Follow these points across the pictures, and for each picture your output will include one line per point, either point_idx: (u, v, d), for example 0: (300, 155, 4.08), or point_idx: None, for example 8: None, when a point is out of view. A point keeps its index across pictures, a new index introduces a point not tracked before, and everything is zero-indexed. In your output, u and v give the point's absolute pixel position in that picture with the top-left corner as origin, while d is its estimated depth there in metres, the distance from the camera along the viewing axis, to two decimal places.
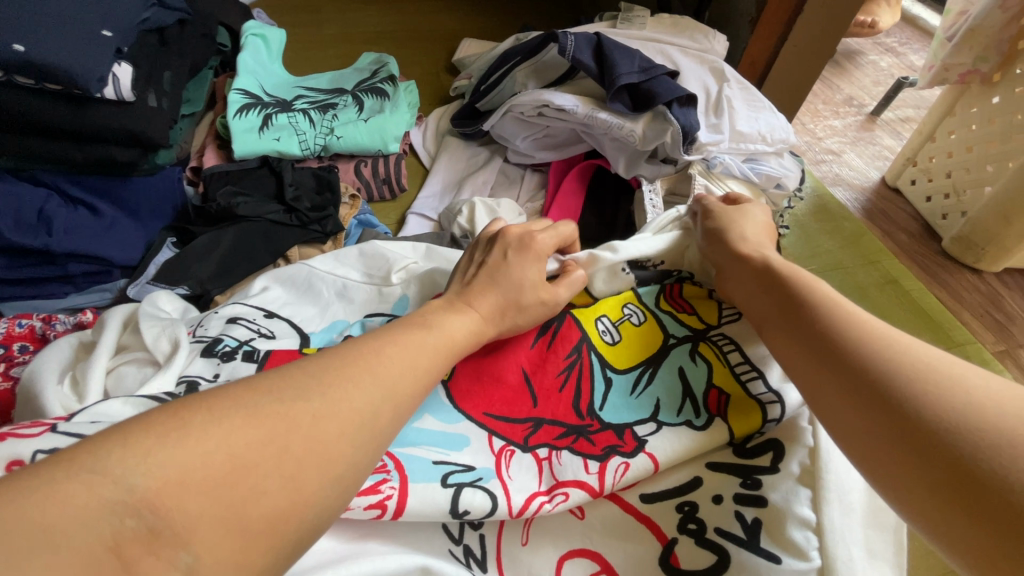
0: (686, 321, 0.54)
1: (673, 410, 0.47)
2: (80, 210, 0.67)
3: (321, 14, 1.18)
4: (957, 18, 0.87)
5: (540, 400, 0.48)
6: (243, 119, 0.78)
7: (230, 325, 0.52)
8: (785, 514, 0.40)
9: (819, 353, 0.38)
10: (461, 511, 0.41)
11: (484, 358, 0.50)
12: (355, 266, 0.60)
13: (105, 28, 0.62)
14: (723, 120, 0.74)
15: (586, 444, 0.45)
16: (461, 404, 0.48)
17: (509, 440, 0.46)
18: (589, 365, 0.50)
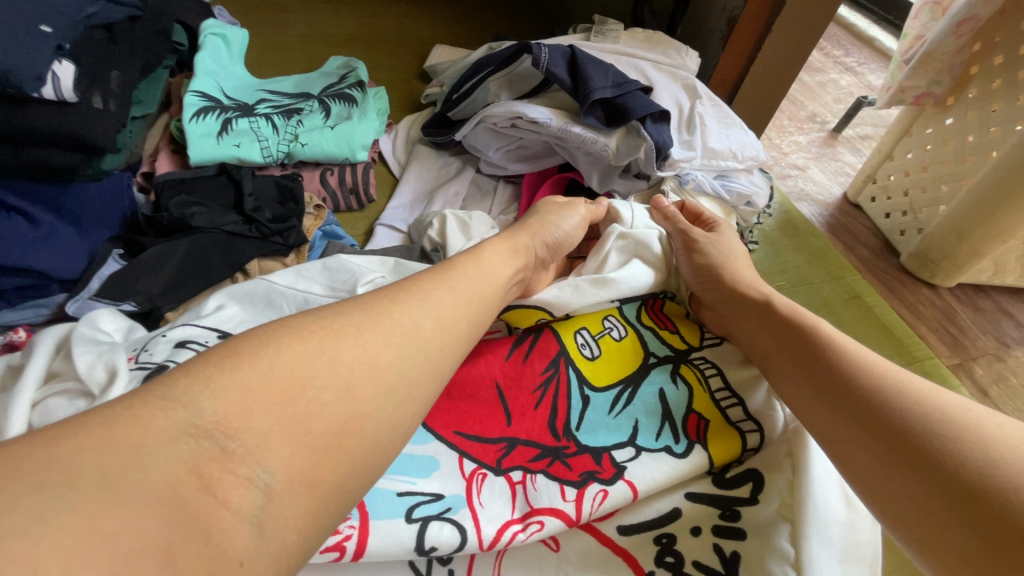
0: (669, 341, 0.53)
1: (651, 433, 0.46)
2: (13, 217, 0.61)
3: (287, 14, 1.14)
4: (913, 43, 0.91)
5: (514, 419, 0.46)
6: (200, 123, 0.74)
7: (177, 350, 0.47)
8: (764, 549, 0.40)
9: (832, 400, 0.41)
10: (429, 548, 0.39)
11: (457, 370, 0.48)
12: (318, 279, 0.57)
13: (43, 23, 0.58)
14: (695, 137, 0.74)
15: (563, 469, 0.44)
16: (431, 423, 0.46)
17: (481, 462, 0.44)
18: (566, 380, 0.48)
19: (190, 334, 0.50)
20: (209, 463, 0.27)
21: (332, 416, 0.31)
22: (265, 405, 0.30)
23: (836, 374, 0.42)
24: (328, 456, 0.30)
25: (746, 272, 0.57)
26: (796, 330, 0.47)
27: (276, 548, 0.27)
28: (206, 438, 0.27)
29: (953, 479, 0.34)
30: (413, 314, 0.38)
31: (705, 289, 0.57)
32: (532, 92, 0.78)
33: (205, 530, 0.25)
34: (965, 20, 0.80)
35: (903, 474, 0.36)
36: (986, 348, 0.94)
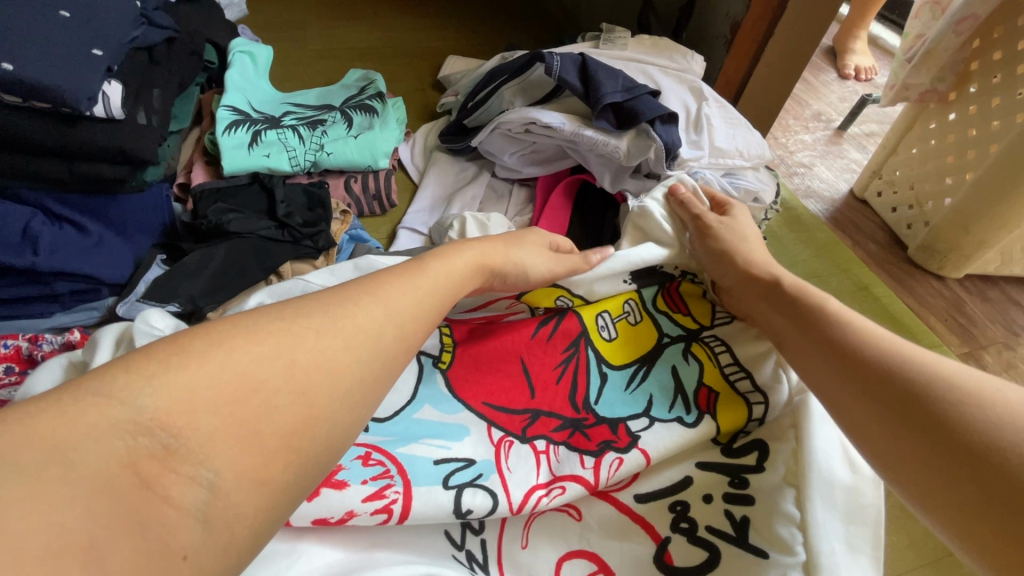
0: (682, 321, 0.56)
1: (664, 406, 0.49)
2: (65, 228, 0.66)
3: (306, 30, 1.19)
4: (914, 41, 0.94)
5: (537, 393, 0.49)
6: (233, 136, 0.79)
7: None
8: (772, 512, 0.43)
9: (843, 374, 0.43)
10: (464, 510, 0.42)
11: (484, 346, 0.51)
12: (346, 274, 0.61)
13: (95, 47, 0.62)
14: (703, 137, 0.77)
15: (582, 439, 0.47)
16: (461, 394, 0.49)
17: (507, 431, 0.47)
18: (586, 359, 0.51)
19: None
20: (150, 461, 0.26)
21: (284, 418, 0.30)
22: (214, 404, 0.28)
23: (844, 349, 0.44)
24: (278, 456, 0.29)
25: (757, 250, 0.58)
26: (805, 308, 0.49)
27: (222, 543, 0.27)
28: (147, 436, 0.26)
29: (963, 442, 0.35)
30: (372, 313, 0.36)
31: (716, 274, 0.58)
32: (545, 98, 0.82)
33: (146, 523, 0.25)
34: (964, 18, 0.83)
35: (905, 437, 0.38)
36: (995, 337, 0.95)
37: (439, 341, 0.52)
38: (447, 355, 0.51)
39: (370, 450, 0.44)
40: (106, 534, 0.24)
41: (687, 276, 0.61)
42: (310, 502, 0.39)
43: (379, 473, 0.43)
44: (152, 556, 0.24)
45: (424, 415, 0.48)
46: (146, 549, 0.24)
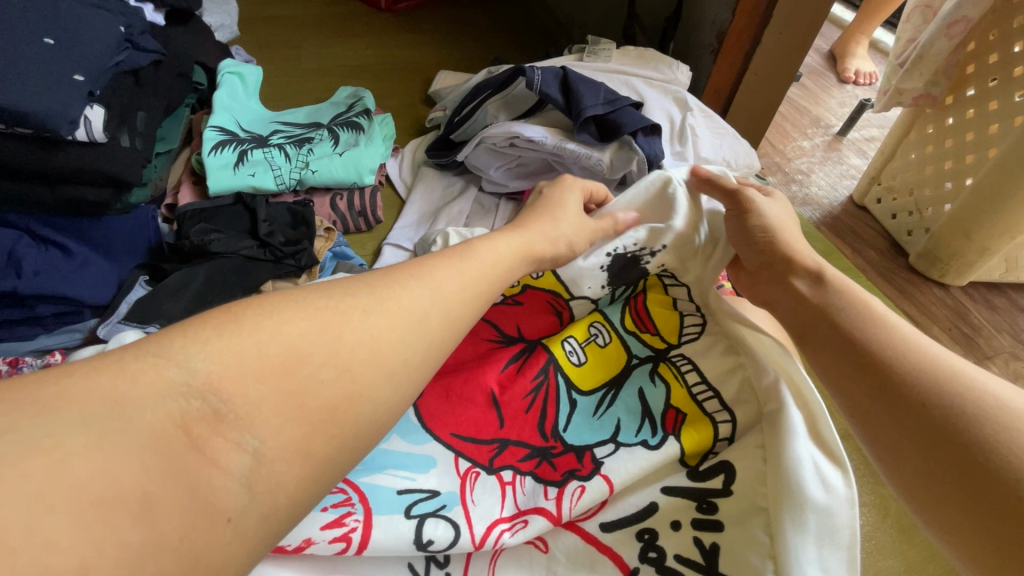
0: (649, 341, 0.54)
1: (631, 430, 0.48)
2: (50, 250, 0.67)
3: (299, 49, 1.20)
4: (907, 45, 0.92)
5: (507, 422, 0.49)
6: (218, 156, 0.79)
7: None
8: (745, 541, 0.41)
9: (866, 374, 0.40)
10: (425, 541, 0.41)
11: (455, 378, 0.50)
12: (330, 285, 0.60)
13: (76, 73, 0.63)
14: (687, 148, 0.76)
15: (548, 469, 0.47)
16: (430, 425, 0.48)
17: (474, 461, 0.47)
18: (556, 387, 0.51)
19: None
20: (201, 423, 0.26)
21: (329, 391, 0.30)
22: (261, 374, 0.28)
23: (875, 352, 0.41)
24: (320, 429, 0.29)
25: (785, 229, 0.54)
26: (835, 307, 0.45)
27: (267, 510, 0.27)
28: (198, 399, 0.26)
29: (989, 462, 0.33)
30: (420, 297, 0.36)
31: (745, 249, 0.53)
32: (528, 112, 0.82)
33: (193, 483, 0.25)
34: (956, 21, 0.81)
35: (930, 453, 0.35)
36: (1001, 347, 0.92)
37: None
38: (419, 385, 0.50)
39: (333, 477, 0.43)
40: (156, 490, 0.24)
41: (662, 273, 0.57)
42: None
43: (340, 503, 0.42)
44: (197, 518, 0.24)
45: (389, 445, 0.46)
46: (189, 511, 0.24)
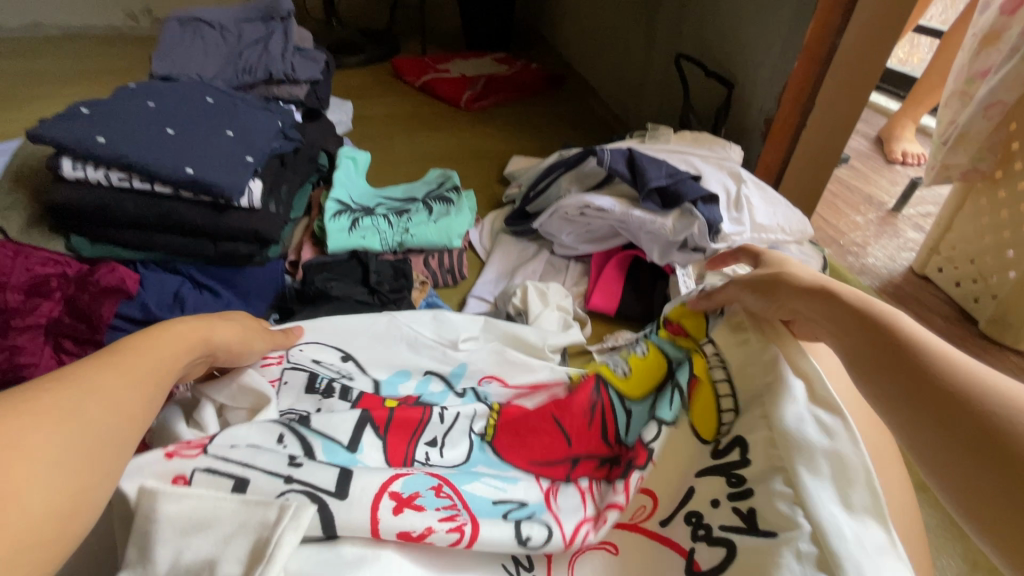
0: (683, 345, 0.62)
1: (671, 408, 0.55)
2: (205, 293, 0.82)
3: (394, 140, 1.42)
4: (948, 127, 1.00)
5: (573, 440, 0.56)
6: (337, 221, 0.95)
7: (320, 362, 0.65)
8: (769, 496, 0.44)
9: (906, 382, 0.39)
10: (524, 539, 0.46)
11: (521, 416, 0.59)
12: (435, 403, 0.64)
13: (248, 155, 0.82)
14: (743, 214, 0.85)
15: (611, 471, 0.55)
16: (509, 459, 0.56)
17: (553, 479, 0.54)
18: (608, 403, 0.59)
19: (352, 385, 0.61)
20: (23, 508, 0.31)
21: None
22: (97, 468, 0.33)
23: (929, 376, 0.38)
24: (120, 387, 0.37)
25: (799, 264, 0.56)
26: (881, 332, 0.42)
27: None
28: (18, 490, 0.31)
29: None
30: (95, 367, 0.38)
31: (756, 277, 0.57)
32: (597, 186, 0.94)
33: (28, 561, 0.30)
34: (992, 104, 0.89)
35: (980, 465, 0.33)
36: None
37: (487, 413, 0.60)
38: (491, 430, 0.58)
39: (442, 484, 0.48)
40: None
41: None
42: (398, 517, 0.43)
43: (444, 507, 0.46)
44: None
45: (478, 468, 0.55)
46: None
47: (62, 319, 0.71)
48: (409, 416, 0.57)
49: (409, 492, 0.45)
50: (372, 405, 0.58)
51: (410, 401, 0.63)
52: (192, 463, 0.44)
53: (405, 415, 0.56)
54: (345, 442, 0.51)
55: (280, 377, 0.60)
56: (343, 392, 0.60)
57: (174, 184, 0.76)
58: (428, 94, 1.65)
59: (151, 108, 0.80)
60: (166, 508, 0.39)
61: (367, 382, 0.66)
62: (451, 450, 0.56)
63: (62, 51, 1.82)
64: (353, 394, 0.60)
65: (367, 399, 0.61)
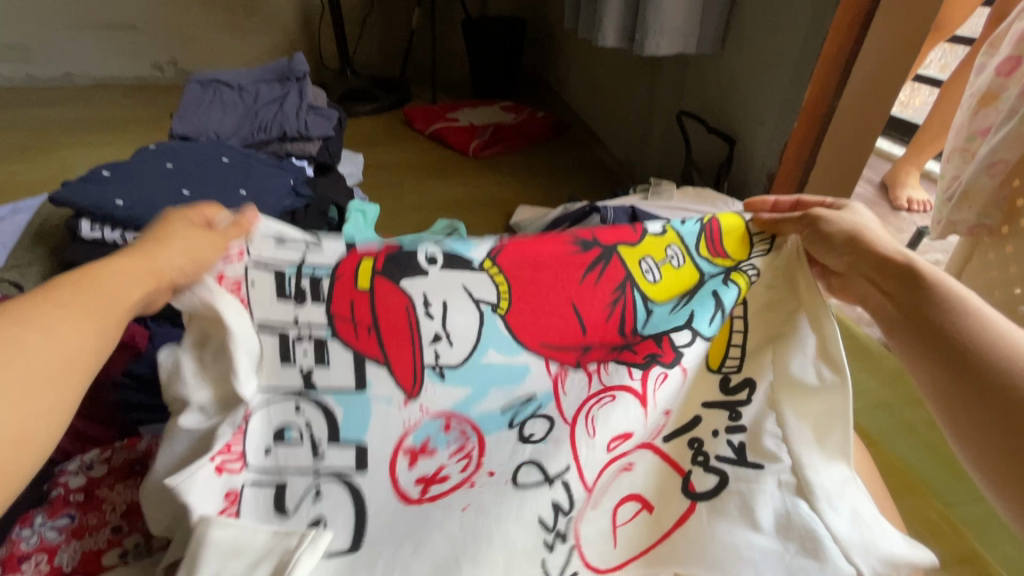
0: (720, 262, 0.57)
1: (706, 317, 0.54)
2: None
3: (403, 188, 1.46)
4: (950, 182, 1.01)
5: (587, 328, 0.54)
6: None
7: (280, 244, 0.51)
8: (758, 432, 0.52)
9: (952, 359, 0.42)
10: (528, 435, 0.51)
11: (531, 282, 0.54)
12: (421, 265, 0.53)
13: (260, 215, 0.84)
14: None
15: (630, 355, 0.53)
16: (521, 337, 0.53)
17: (562, 362, 0.53)
18: (634, 300, 0.55)
19: (323, 276, 0.51)
20: None
21: None
22: None
23: (961, 343, 0.42)
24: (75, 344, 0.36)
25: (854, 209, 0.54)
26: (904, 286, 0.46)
27: None
28: None
29: None
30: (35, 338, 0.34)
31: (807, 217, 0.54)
32: None
33: None
34: (994, 162, 0.90)
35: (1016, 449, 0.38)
36: None
37: (493, 283, 0.54)
38: (504, 301, 0.54)
39: (449, 415, 0.51)
40: None
41: None
42: (413, 467, 0.49)
43: (455, 440, 0.50)
44: None
45: (487, 358, 0.52)
46: None
47: None
48: (392, 304, 0.51)
49: (420, 442, 0.49)
50: (347, 304, 0.50)
51: (384, 269, 0.52)
52: (241, 479, 0.46)
53: (392, 319, 0.51)
54: (352, 386, 0.49)
55: (242, 276, 0.49)
56: (315, 284, 0.50)
57: None
58: (437, 141, 1.70)
59: (169, 170, 0.84)
60: (215, 533, 0.41)
61: (336, 247, 0.52)
62: (454, 344, 0.52)
63: (89, 100, 1.90)
64: (325, 280, 0.51)
65: (361, 275, 0.52)
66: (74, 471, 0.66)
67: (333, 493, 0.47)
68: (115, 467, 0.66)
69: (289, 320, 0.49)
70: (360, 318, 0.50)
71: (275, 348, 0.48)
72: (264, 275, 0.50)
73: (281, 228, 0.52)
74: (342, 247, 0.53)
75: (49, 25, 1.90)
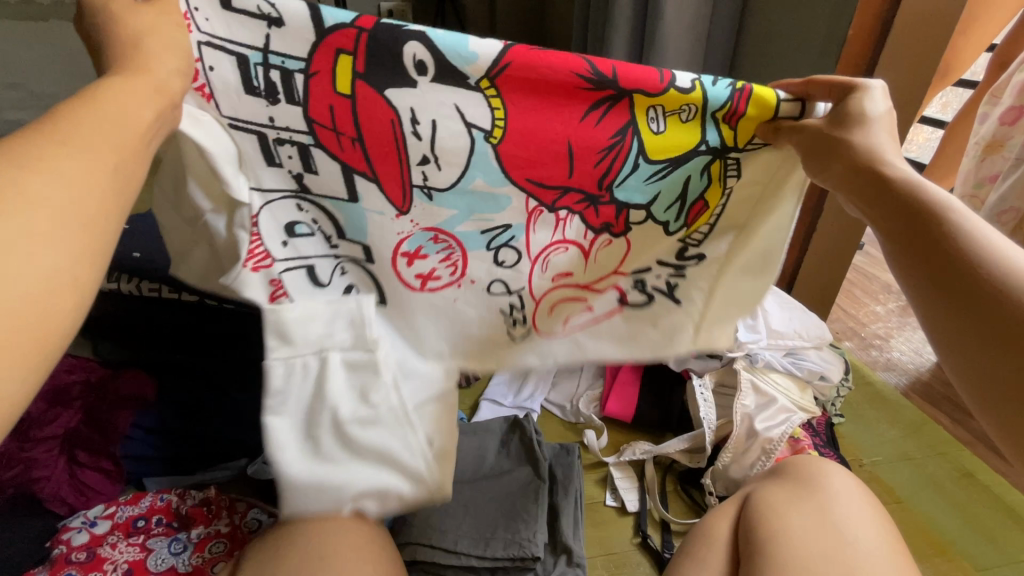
0: (725, 133, 0.52)
1: (663, 204, 0.55)
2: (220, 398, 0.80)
3: None
4: None
5: (575, 171, 0.51)
6: None
7: (230, 11, 0.40)
8: (695, 271, 0.59)
9: (947, 289, 0.38)
10: (500, 261, 0.53)
11: (529, 119, 0.47)
12: (409, 72, 0.44)
13: None
14: (759, 321, 0.85)
15: (592, 213, 0.54)
16: (509, 170, 0.49)
17: (540, 201, 0.52)
18: (629, 148, 0.51)
19: (294, 70, 0.42)
20: None
21: None
22: None
23: (960, 269, 0.37)
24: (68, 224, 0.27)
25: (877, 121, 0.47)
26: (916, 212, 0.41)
27: None
28: None
29: None
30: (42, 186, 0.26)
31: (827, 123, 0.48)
32: None
33: None
34: (1004, 210, 0.91)
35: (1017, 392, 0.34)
36: None
37: (488, 108, 0.46)
38: (498, 131, 0.47)
39: (438, 231, 0.50)
40: None
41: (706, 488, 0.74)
42: (412, 267, 0.51)
43: (443, 251, 0.51)
44: None
45: (474, 186, 0.49)
46: None
47: (80, 430, 0.71)
48: (380, 125, 0.45)
49: (414, 247, 0.50)
50: (326, 108, 0.43)
51: (368, 72, 0.43)
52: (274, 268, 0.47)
53: (376, 138, 0.45)
54: (345, 195, 0.47)
55: (196, 57, 0.41)
56: (283, 78, 0.42)
57: (202, 295, 0.79)
58: None
59: None
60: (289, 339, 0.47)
61: (302, 15, 0.41)
62: (442, 167, 0.48)
63: None
64: (298, 78, 0.42)
65: (334, 101, 0.43)
66: (78, 528, 0.66)
67: (355, 271, 0.51)
68: (120, 524, 0.67)
69: (263, 121, 0.43)
70: (342, 127, 0.44)
71: (256, 148, 0.44)
72: (223, 65, 0.41)
73: None
74: (310, 17, 0.41)
75: None
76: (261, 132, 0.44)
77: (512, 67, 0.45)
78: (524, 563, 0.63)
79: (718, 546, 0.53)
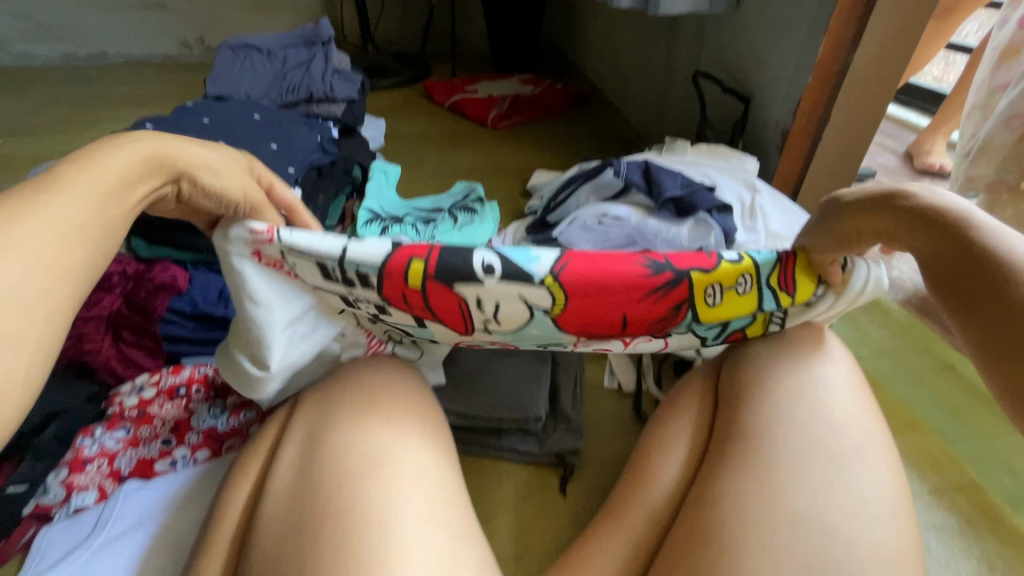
0: (782, 298, 0.53)
1: (710, 331, 0.57)
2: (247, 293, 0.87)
3: (423, 156, 1.50)
4: (969, 140, 1.01)
5: (628, 326, 0.55)
6: (368, 229, 1.00)
7: (322, 236, 0.50)
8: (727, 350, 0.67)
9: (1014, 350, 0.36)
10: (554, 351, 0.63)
11: (586, 300, 0.52)
12: (477, 274, 0.50)
13: (290, 167, 0.89)
14: (757, 223, 0.89)
15: (640, 340, 0.58)
16: (566, 327, 0.54)
17: (591, 339, 0.57)
18: (682, 318, 0.54)
19: (368, 272, 0.50)
20: None
21: None
22: None
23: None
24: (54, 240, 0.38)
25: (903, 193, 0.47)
26: (978, 273, 0.39)
27: None
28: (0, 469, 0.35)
29: None
30: (40, 228, 0.38)
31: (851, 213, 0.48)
32: (614, 196, 0.98)
33: None
34: (1013, 116, 0.90)
35: None
36: None
37: (551, 297, 0.51)
38: (559, 304, 0.51)
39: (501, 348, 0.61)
40: None
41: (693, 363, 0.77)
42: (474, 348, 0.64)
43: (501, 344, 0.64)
44: None
45: (532, 333, 0.56)
46: None
47: (120, 311, 0.78)
48: (448, 306, 0.52)
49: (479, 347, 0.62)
50: (399, 295, 0.52)
51: (437, 275, 0.50)
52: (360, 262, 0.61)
53: (449, 314, 0.53)
54: (420, 330, 0.57)
55: (282, 258, 0.51)
56: (361, 275, 0.50)
57: None
58: (456, 112, 1.75)
59: (206, 124, 0.89)
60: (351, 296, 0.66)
61: (378, 246, 0.50)
62: (506, 325, 0.54)
63: (123, 77, 1.98)
64: (373, 279, 0.50)
65: (392, 286, 0.51)
66: (128, 392, 0.73)
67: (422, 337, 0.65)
68: (164, 389, 0.74)
69: (343, 291, 0.53)
70: (414, 304, 0.52)
71: (341, 302, 0.55)
72: (311, 262, 0.50)
73: (302, 235, 0.50)
74: (385, 248, 0.50)
75: (86, 5, 1.98)
76: (339, 297, 0.54)
77: (569, 263, 0.50)
78: (526, 424, 0.70)
79: (692, 396, 0.64)
